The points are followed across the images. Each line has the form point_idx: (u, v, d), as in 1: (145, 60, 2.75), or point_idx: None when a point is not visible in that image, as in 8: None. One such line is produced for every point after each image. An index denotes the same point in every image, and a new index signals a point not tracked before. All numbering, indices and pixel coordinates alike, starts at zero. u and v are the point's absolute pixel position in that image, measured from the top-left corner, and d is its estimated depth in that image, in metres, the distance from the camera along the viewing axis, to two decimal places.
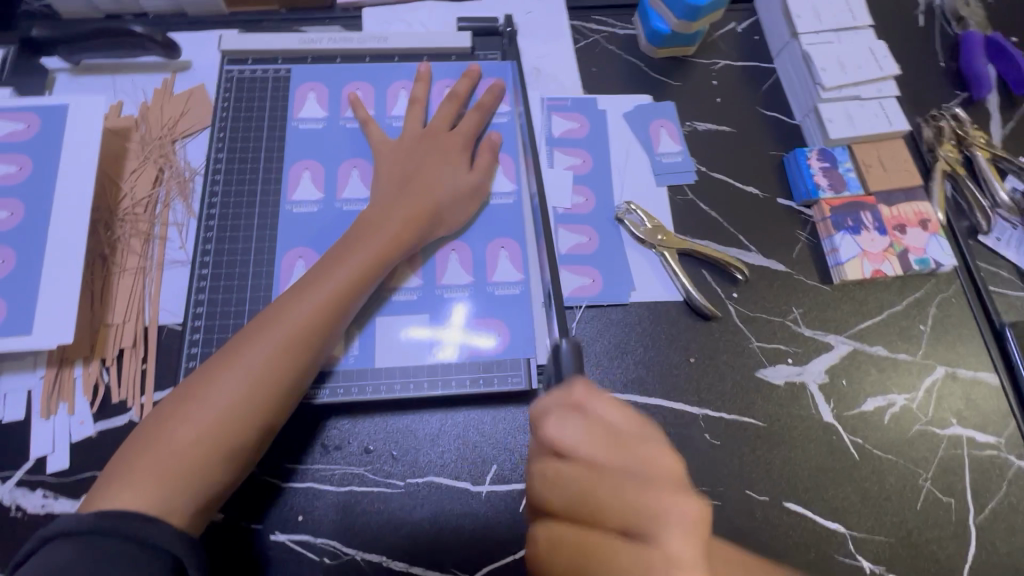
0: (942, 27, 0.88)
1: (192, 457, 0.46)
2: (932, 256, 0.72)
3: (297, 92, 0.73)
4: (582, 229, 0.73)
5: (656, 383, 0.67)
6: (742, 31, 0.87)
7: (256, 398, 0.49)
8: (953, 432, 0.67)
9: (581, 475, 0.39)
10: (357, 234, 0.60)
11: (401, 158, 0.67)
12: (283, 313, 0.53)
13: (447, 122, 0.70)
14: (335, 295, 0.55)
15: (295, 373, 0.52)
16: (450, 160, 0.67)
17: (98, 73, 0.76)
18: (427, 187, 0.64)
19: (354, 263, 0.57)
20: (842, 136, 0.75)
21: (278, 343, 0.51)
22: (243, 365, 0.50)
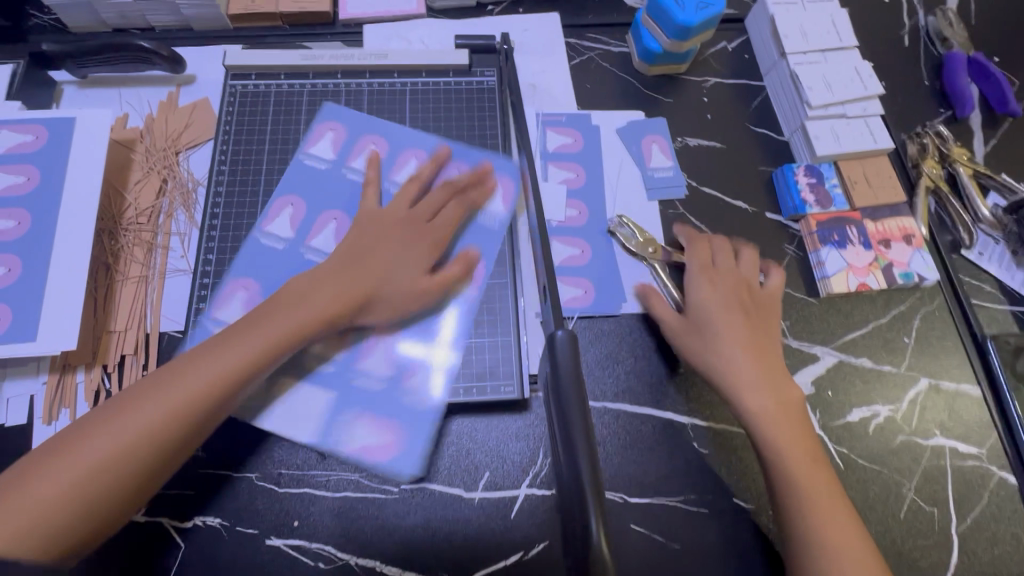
0: (926, 47, 0.91)
1: (47, 502, 0.46)
2: (916, 270, 0.74)
3: (316, 129, 0.74)
4: (575, 241, 0.74)
5: (646, 392, 0.68)
6: (733, 49, 0.89)
7: (124, 458, 0.48)
8: (936, 443, 0.68)
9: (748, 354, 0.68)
10: (278, 301, 0.58)
11: (368, 235, 0.64)
12: (177, 372, 0.52)
13: (429, 207, 0.67)
14: (235, 366, 0.53)
15: (173, 438, 0.50)
16: (412, 241, 0.64)
17: (105, 86, 0.78)
18: (370, 271, 0.61)
19: (267, 333, 0.55)
20: (829, 153, 0.77)
21: (162, 404, 0.50)
22: (124, 420, 0.49)
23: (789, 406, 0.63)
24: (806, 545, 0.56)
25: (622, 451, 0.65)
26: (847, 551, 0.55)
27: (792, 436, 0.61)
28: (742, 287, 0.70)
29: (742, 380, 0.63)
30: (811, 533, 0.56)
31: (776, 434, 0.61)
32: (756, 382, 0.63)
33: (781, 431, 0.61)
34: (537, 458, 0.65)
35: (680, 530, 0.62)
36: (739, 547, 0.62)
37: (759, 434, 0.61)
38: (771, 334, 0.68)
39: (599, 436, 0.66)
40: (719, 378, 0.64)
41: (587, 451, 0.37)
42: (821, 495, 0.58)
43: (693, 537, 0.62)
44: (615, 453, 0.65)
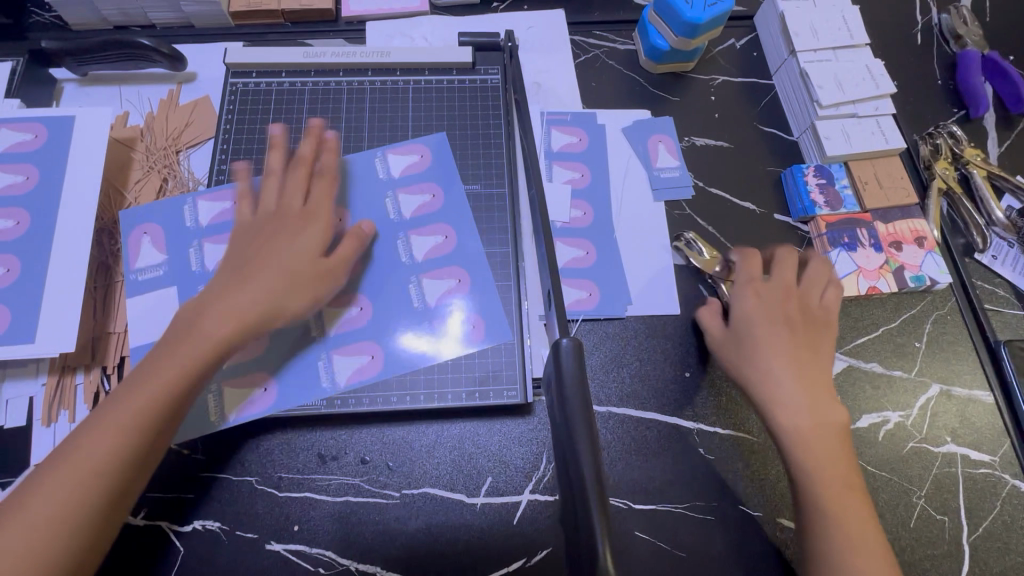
0: (940, 45, 0.89)
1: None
2: (928, 273, 0.72)
3: (409, 146, 0.72)
4: (579, 243, 0.73)
5: (652, 397, 0.67)
6: (741, 47, 0.88)
7: (43, 548, 0.40)
8: (947, 450, 0.67)
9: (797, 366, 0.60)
10: (174, 337, 0.49)
11: (246, 239, 0.56)
12: (73, 445, 0.43)
13: (300, 196, 0.59)
14: (137, 415, 0.45)
15: (95, 508, 0.42)
16: (297, 238, 0.56)
17: (105, 83, 0.78)
18: (263, 276, 0.53)
19: (170, 372, 0.47)
20: (839, 153, 0.76)
21: (64, 482, 0.42)
22: (27, 513, 0.41)
23: (829, 424, 0.57)
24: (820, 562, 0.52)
25: (627, 457, 0.64)
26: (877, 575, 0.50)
27: (833, 452, 0.55)
28: (793, 298, 0.64)
29: (782, 392, 0.58)
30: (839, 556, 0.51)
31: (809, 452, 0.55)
32: (796, 396, 0.58)
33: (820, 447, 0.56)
34: (540, 464, 0.64)
35: (685, 538, 0.61)
36: (746, 556, 0.61)
37: (791, 450, 0.56)
38: (821, 349, 0.62)
39: (603, 441, 0.65)
40: (755, 391, 0.60)
41: (589, 456, 0.36)
42: (853, 520, 0.52)
43: (699, 545, 0.61)
44: (619, 458, 0.64)
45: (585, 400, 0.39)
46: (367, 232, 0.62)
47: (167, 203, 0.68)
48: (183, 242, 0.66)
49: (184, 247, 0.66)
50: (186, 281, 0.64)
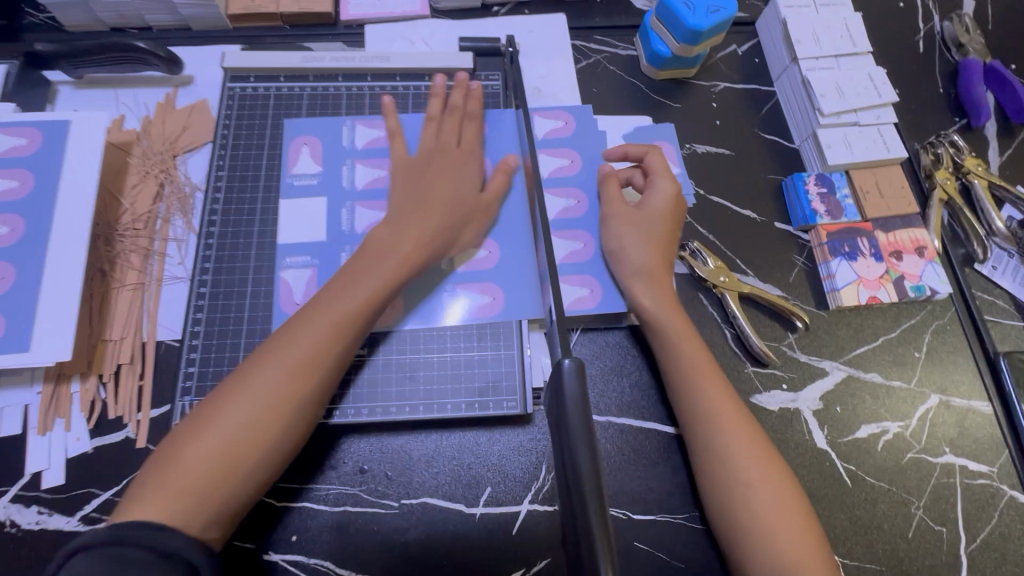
0: (941, 53, 0.89)
1: (205, 476, 0.45)
2: (928, 283, 0.72)
3: (556, 112, 0.79)
4: (565, 193, 0.74)
5: (651, 407, 0.67)
6: (743, 54, 0.88)
7: (265, 423, 0.48)
8: (945, 460, 0.67)
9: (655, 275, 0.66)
10: (369, 253, 0.58)
11: (411, 174, 0.64)
12: (293, 336, 0.52)
13: (456, 136, 0.68)
14: (344, 319, 0.53)
15: (306, 397, 0.50)
16: (460, 174, 0.65)
17: (100, 86, 0.77)
18: (438, 204, 0.62)
19: (369, 284, 0.55)
20: (841, 162, 0.76)
21: (285, 366, 0.50)
22: (252, 389, 0.48)
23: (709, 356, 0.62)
24: (719, 486, 0.56)
25: (626, 467, 0.64)
26: (771, 508, 0.53)
27: (699, 372, 0.60)
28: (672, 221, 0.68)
29: (668, 321, 0.63)
30: (743, 493, 0.54)
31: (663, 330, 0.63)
32: (666, 301, 0.64)
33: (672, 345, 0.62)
34: (539, 473, 0.64)
35: (684, 548, 0.61)
36: None
37: (690, 389, 0.60)
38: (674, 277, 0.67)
39: (603, 450, 0.65)
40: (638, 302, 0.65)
41: (593, 490, 0.35)
42: (753, 460, 0.55)
43: (698, 555, 0.61)
44: (618, 468, 0.64)
45: (587, 429, 0.38)
46: (514, 164, 0.69)
47: (324, 121, 0.73)
48: (338, 160, 0.71)
49: (338, 163, 0.71)
50: (337, 194, 0.69)
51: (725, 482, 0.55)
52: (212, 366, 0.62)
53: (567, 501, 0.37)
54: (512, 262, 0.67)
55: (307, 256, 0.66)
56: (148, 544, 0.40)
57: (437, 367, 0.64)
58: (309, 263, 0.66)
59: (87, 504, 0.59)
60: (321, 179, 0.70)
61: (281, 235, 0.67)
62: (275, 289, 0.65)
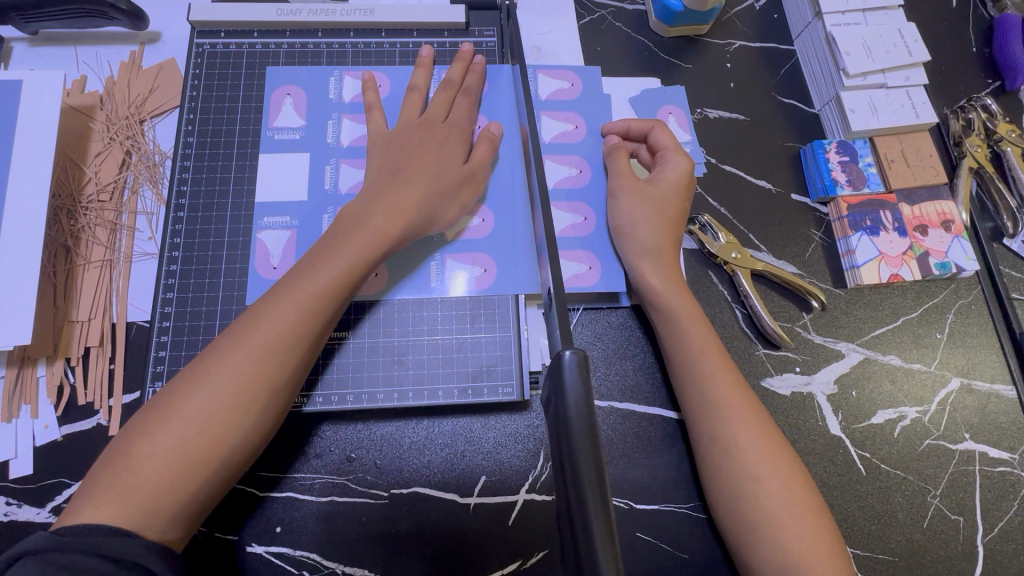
0: (976, 8, 0.82)
1: (158, 478, 0.42)
2: (954, 260, 0.68)
3: (559, 72, 0.73)
4: (571, 160, 0.69)
5: (657, 391, 0.63)
6: (760, 8, 0.80)
7: (223, 420, 0.44)
8: (966, 447, 0.63)
9: (663, 249, 0.60)
10: (340, 230, 0.53)
11: (392, 150, 0.59)
12: (257, 321, 0.47)
13: (445, 110, 0.62)
14: (312, 302, 0.49)
15: (268, 391, 0.46)
16: (442, 149, 0.59)
17: (59, 44, 0.70)
18: (418, 178, 0.56)
19: (340, 263, 0.50)
20: (865, 129, 0.70)
21: (247, 354, 0.46)
22: (209, 383, 0.45)
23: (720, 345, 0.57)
24: (724, 478, 0.52)
25: (629, 454, 0.61)
26: (779, 501, 0.50)
27: (709, 360, 0.56)
28: (683, 194, 0.63)
29: (670, 303, 0.58)
30: (749, 485, 0.51)
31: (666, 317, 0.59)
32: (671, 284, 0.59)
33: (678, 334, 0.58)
34: (536, 461, 0.60)
35: (690, 539, 0.58)
36: None
37: (699, 375, 0.55)
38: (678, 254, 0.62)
39: (604, 437, 0.61)
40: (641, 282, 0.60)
41: (599, 500, 0.31)
42: (760, 450, 0.52)
43: (705, 546, 0.58)
44: (621, 455, 0.61)
45: (591, 429, 0.34)
46: (496, 132, 0.64)
47: (310, 69, 0.67)
48: (324, 113, 0.65)
49: (323, 118, 0.65)
50: (320, 151, 0.64)
51: (733, 476, 0.52)
52: (184, 350, 0.57)
53: (566, 500, 0.34)
54: (503, 240, 0.63)
55: (286, 216, 0.62)
56: (102, 553, 0.39)
57: (428, 351, 0.60)
58: (287, 225, 0.61)
59: (58, 495, 0.56)
60: (303, 133, 0.65)
61: (259, 192, 0.62)
62: (251, 251, 0.60)
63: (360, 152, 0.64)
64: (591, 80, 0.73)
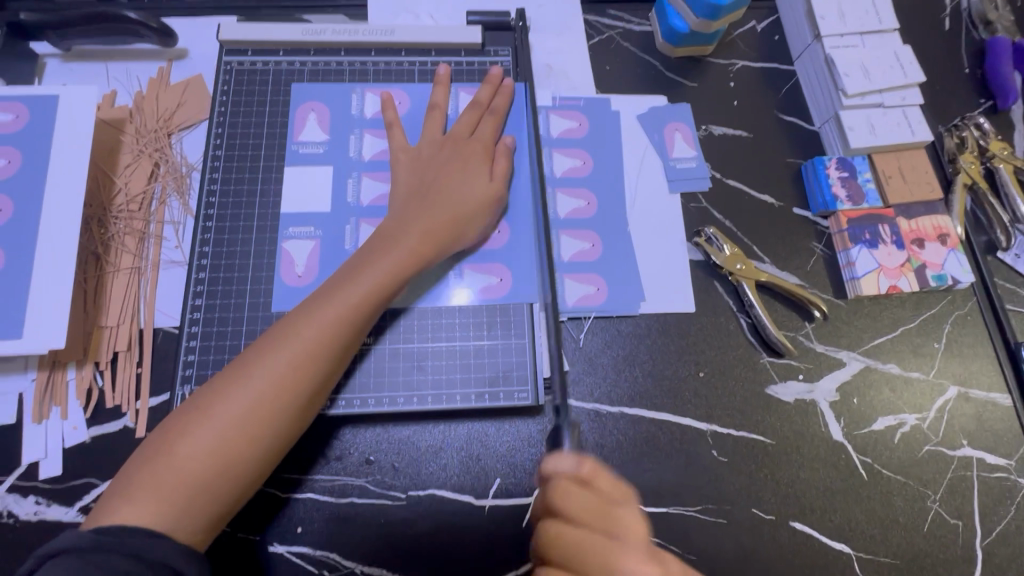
0: (968, 31, 0.85)
1: (195, 477, 0.44)
2: (950, 273, 0.70)
3: (567, 99, 0.76)
4: (580, 193, 0.72)
5: (665, 397, 0.65)
6: (762, 30, 0.84)
7: (259, 423, 0.46)
8: (963, 453, 0.65)
9: (573, 532, 0.46)
10: (371, 247, 0.56)
11: (419, 166, 0.63)
12: (292, 328, 0.50)
13: (469, 128, 0.65)
14: (345, 313, 0.51)
15: (301, 395, 0.49)
16: (466, 166, 0.62)
17: (90, 60, 0.73)
18: (445, 196, 0.59)
19: (371, 276, 0.53)
20: (863, 146, 0.73)
21: (284, 360, 0.48)
22: (244, 388, 0.47)
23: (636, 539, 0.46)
24: None
25: (638, 459, 0.62)
26: None
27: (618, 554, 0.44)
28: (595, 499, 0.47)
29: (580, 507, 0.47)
30: None
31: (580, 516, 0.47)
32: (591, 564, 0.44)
33: (595, 542, 0.45)
34: None
35: (696, 540, 0.60)
36: (757, 560, 0.60)
37: None
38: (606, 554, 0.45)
39: (614, 441, 0.63)
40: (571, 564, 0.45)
41: None
42: None
43: (711, 547, 0.60)
44: (629, 460, 0.62)
45: None
46: (512, 146, 0.66)
47: (332, 85, 0.70)
48: (346, 129, 0.68)
49: (346, 133, 0.68)
50: (343, 164, 0.67)
51: None
52: (212, 355, 0.59)
53: None
54: (520, 251, 0.65)
55: (310, 226, 0.64)
56: (135, 553, 0.40)
57: (446, 357, 0.62)
58: (312, 234, 0.64)
59: (86, 495, 0.57)
60: (327, 147, 0.67)
61: (284, 203, 0.65)
62: (277, 259, 0.63)
63: (382, 166, 0.67)
64: (601, 103, 0.77)
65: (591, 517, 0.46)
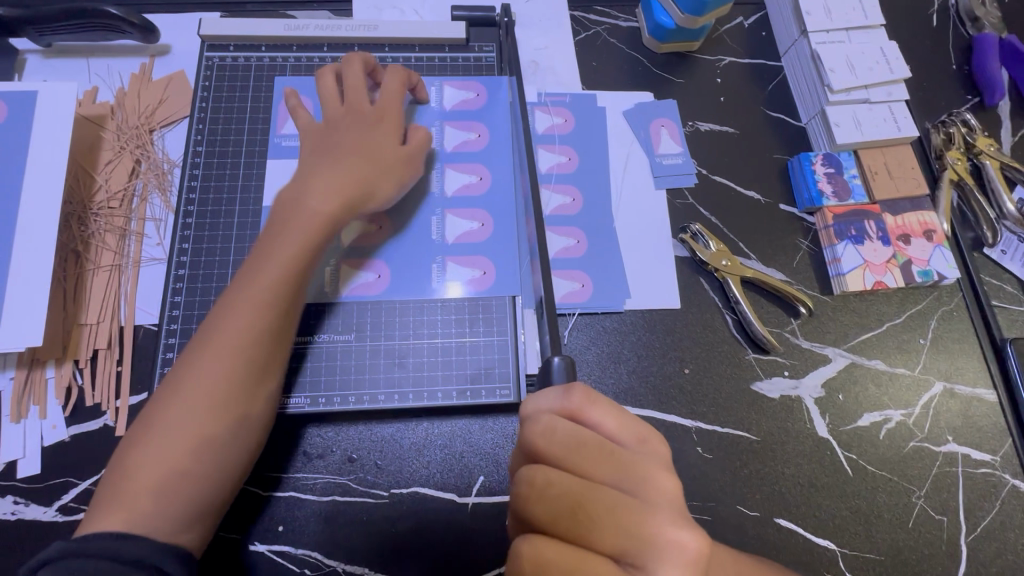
0: (956, 28, 0.85)
1: (161, 482, 0.44)
2: (936, 268, 0.70)
3: (551, 96, 0.76)
4: (564, 188, 0.72)
5: (650, 394, 0.65)
6: (749, 26, 0.84)
7: (203, 419, 0.46)
8: (948, 449, 0.65)
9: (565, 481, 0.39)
10: (276, 226, 0.54)
11: (323, 139, 0.59)
12: (215, 325, 0.48)
13: (361, 92, 0.62)
14: (262, 296, 0.50)
15: (243, 389, 0.48)
16: (376, 134, 0.60)
17: (72, 56, 0.73)
18: (360, 171, 0.57)
19: (278, 261, 0.51)
20: (850, 142, 0.73)
21: (210, 354, 0.47)
22: (183, 391, 0.46)
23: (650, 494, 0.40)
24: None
25: None
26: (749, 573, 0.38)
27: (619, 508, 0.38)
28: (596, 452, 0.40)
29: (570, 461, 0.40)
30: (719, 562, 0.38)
31: (572, 460, 0.40)
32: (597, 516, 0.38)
33: (600, 493, 0.39)
34: None
35: None
36: None
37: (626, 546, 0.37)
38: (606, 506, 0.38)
39: None
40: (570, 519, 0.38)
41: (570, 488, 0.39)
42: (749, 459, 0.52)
43: None
44: None
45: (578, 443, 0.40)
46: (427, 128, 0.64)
47: (315, 78, 0.70)
48: None
49: None
50: None
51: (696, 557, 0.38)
52: None
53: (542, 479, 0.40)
54: (500, 247, 0.65)
55: None
56: (110, 555, 0.40)
57: (427, 354, 0.62)
58: None
59: (65, 494, 0.57)
60: None
61: (267, 198, 0.65)
62: None
63: None
64: (585, 96, 0.77)
65: (586, 462, 0.40)
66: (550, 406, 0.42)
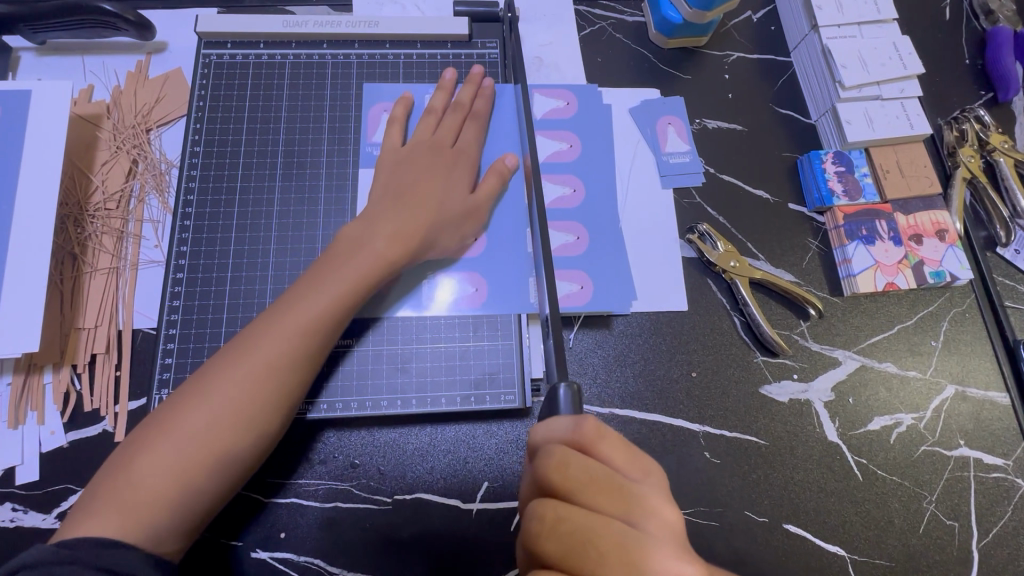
0: (969, 21, 0.83)
1: (160, 494, 0.43)
2: (948, 269, 0.69)
3: (553, 91, 0.74)
4: (564, 182, 0.70)
5: (657, 399, 0.64)
6: (758, 20, 0.82)
7: (221, 438, 0.45)
8: (960, 454, 0.64)
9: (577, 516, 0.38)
10: (336, 254, 0.53)
11: (399, 170, 0.59)
12: (251, 342, 0.48)
13: (453, 135, 0.63)
14: (306, 325, 0.49)
15: (263, 407, 0.47)
16: (450, 177, 0.60)
17: (67, 54, 0.71)
18: (421, 203, 0.57)
19: (330, 291, 0.51)
20: (861, 139, 0.71)
21: (244, 375, 0.46)
22: (205, 404, 0.45)
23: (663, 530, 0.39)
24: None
25: None
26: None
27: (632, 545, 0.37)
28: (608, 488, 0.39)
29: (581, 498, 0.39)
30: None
31: (583, 494, 0.39)
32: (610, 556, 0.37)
33: (612, 528, 0.38)
34: None
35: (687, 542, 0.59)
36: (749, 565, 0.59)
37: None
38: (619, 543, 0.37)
39: None
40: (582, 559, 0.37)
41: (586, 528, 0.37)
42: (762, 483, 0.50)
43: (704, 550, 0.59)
44: None
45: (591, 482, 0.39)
46: (510, 165, 0.64)
47: (315, 78, 0.69)
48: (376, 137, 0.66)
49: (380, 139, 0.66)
50: None
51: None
52: (191, 357, 0.58)
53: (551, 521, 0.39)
54: (502, 246, 0.63)
55: None
56: (97, 564, 0.39)
57: (431, 358, 0.61)
58: None
59: (63, 501, 0.56)
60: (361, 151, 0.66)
61: (270, 203, 0.64)
62: (258, 258, 0.61)
63: None
64: (589, 87, 0.75)
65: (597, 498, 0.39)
66: (559, 435, 0.41)
